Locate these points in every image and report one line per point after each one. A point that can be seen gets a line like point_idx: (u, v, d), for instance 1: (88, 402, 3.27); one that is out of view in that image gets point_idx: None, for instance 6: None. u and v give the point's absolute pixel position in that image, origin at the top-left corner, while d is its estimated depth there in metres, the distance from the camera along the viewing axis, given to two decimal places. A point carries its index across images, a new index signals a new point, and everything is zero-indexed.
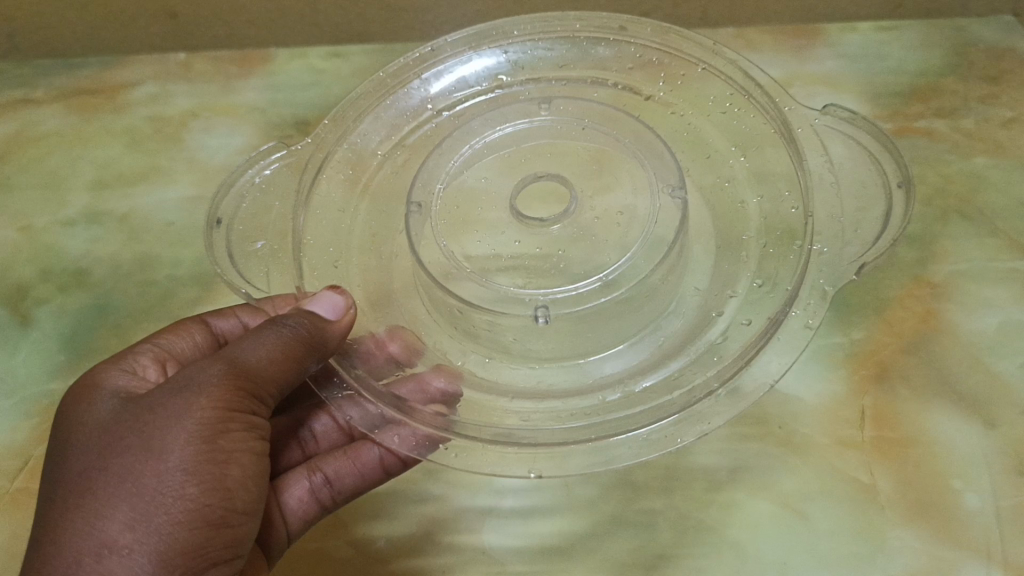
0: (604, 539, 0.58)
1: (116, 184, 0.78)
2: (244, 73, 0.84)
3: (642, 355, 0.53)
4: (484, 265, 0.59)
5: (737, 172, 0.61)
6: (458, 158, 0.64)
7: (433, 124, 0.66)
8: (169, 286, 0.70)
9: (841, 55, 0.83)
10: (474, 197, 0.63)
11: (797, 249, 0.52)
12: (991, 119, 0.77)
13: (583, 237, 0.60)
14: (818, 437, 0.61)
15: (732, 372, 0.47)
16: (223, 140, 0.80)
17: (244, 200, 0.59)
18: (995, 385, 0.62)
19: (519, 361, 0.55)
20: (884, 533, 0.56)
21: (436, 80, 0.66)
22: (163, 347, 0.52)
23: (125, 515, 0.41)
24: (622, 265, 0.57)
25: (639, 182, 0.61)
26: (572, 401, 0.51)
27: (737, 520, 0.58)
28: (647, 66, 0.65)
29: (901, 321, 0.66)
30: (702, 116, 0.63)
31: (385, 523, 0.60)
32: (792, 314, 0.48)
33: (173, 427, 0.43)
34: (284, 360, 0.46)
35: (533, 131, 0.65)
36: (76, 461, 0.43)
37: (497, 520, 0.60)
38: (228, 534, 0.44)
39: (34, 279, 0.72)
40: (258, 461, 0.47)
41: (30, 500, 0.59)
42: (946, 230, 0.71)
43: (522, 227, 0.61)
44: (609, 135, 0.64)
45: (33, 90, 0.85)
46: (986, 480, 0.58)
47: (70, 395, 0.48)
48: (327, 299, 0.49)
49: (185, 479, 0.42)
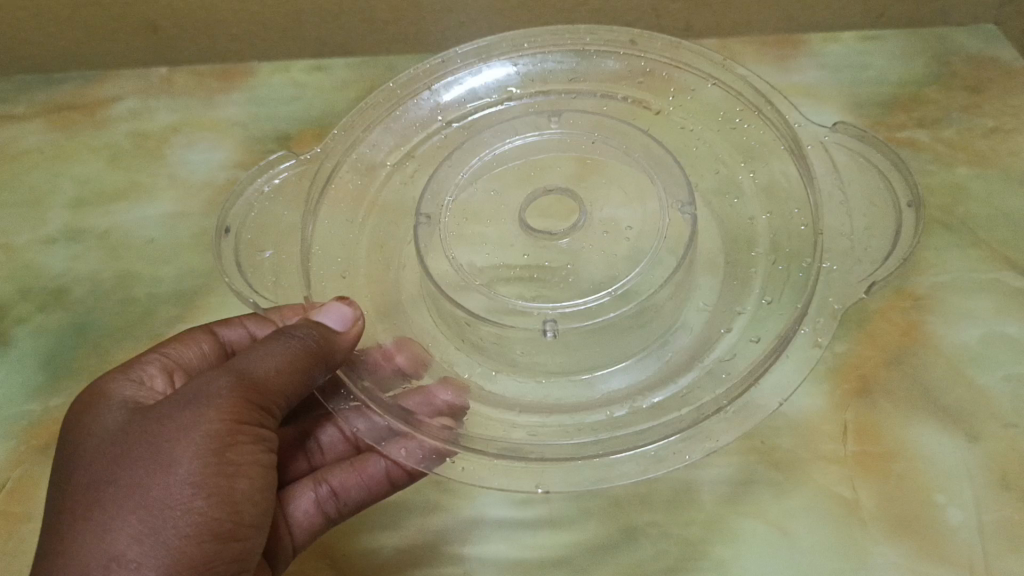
0: (589, 559, 0.57)
1: (97, 200, 0.77)
2: (226, 87, 0.84)
3: (648, 370, 0.53)
4: (493, 278, 0.59)
5: (745, 187, 0.60)
6: (466, 171, 0.64)
7: (443, 135, 0.65)
8: (149, 304, 0.70)
9: (825, 65, 0.84)
10: (477, 213, 0.62)
11: (807, 270, 0.52)
12: (973, 129, 0.77)
13: (595, 250, 0.60)
14: (800, 452, 0.60)
15: (740, 389, 0.47)
16: (204, 155, 0.79)
17: (253, 209, 0.59)
18: (979, 397, 0.62)
19: (523, 374, 0.55)
20: (867, 549, 0.56)
21: (446, 90, 0.65)
22: (171, 357, 0.51)
23: (133, 527, 0.40)
24: (631, 280, 0.56)
25: (645, 195, 0.61)
26: (580, 416, 0.50)
27: (725, 535, 0.57)
28: (656, 80, 0.65)
29: (883, 334, 0.66)
30: (712, 129, 0.63)
31: (374, 537, 0.59)
32: (801, 332, 0.48)
33: (181, 439, 0.42)
34: (293, 371, 0.45)
35: (543, 143, 0.65)
36: (83, 473, 0.43)
37: (482, 537, 0.59)
38: (235, 548, 0.43)
39: (13, 297, 0.71)
40: (266, 474, 0.46)
41: (12, 521, 0.58)
42: (930, 240, 0.71)
43: (532, 241, 0.61)
44: (616, 149, 0.64)
45: (13, 106, 0.84)
46: (969, 494, 0.58)
47: (77, 405, 0.47)
48: (336, 310, 0.48)
49: (193, 492, 0.41)
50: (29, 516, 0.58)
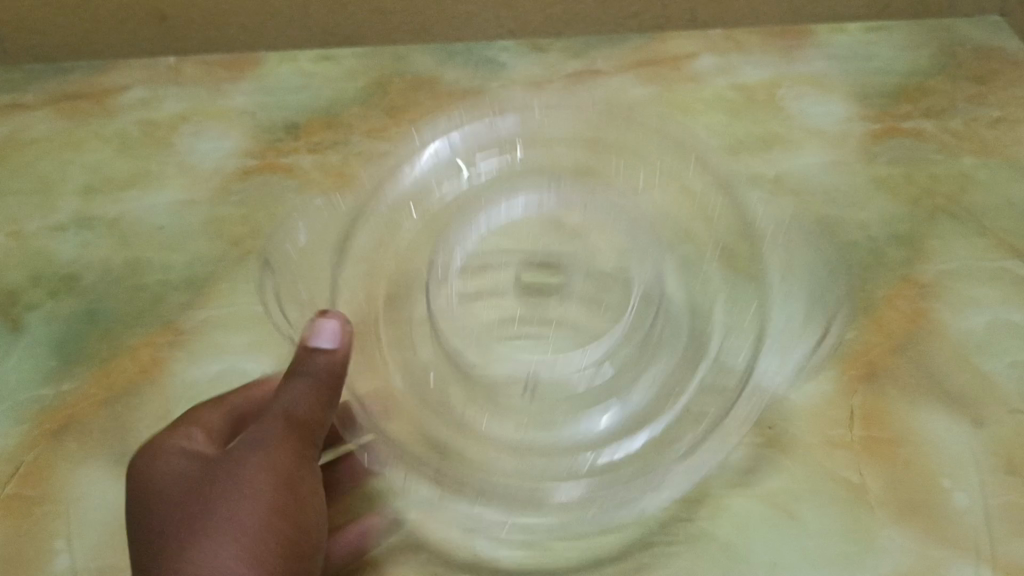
0: (594, 537, 0.57)
1: (106, 188, 0.78)
2: (234, 76, 0.85)
3: (616, 407, 0.63)
4: (492, 342, 0.66)
5: (710, 265, 0.70)
6: (462, 249, 0.73)
7: (438, 206, 0.74)
8: (159, 290, 0.70)
9: (830, 55, 0.85)
10: (477, 298, 0.69)
11: (749, 317, 0.66)
12: (980, 120, 0.79)
13: (575, 325, 0.67)
14: (809, 437, 0.60)
15: (698, 439, 0.59)
16: (214, 144, 0.80)
17: (274, 279, 0.67)
18: (984, 384, 0.63)
19: (516, 423, 0.62)
20: (873, 533, 0.56)
21: (405, 176, 0.74)
22: (198, 423, 0.60)
23: (232, 545, 0.51)
24: (605, 345, 0.65)
25: (622, 268, 0.71)
26: (558, 459, 0.60)
27: (727, 520, 0.58)
28: (590, 143, 0.76)
29: (890, 321, 0.66)
30: (664, 193, 0.74)
31: (381, 507, 0.58)
32: (745, 395, 0.60)
33: (253, 477, 0.54)
34: (319, 404, 0.58)
35: (526, 211, 0.74)
36: (168, 514, 0.54)
37: (494, 521, 0.58)
38: (305, 557, 0.55)
39: (25, 284, 0.71)
40: (313, 495, 0.58)
41: (25, 506, 0.59)
42: (935, 229, 0.71)
43: (523, 309, 0.68)
44: (592, 215, 0.74)
45: (22, 95, 0.85)
46: (974, 479, 0.58)
47: (140, 461, 0.58)
48: (326, 328, 0.59)
49: (271, 514, 0.53)
50: (42, 501, 0.59)
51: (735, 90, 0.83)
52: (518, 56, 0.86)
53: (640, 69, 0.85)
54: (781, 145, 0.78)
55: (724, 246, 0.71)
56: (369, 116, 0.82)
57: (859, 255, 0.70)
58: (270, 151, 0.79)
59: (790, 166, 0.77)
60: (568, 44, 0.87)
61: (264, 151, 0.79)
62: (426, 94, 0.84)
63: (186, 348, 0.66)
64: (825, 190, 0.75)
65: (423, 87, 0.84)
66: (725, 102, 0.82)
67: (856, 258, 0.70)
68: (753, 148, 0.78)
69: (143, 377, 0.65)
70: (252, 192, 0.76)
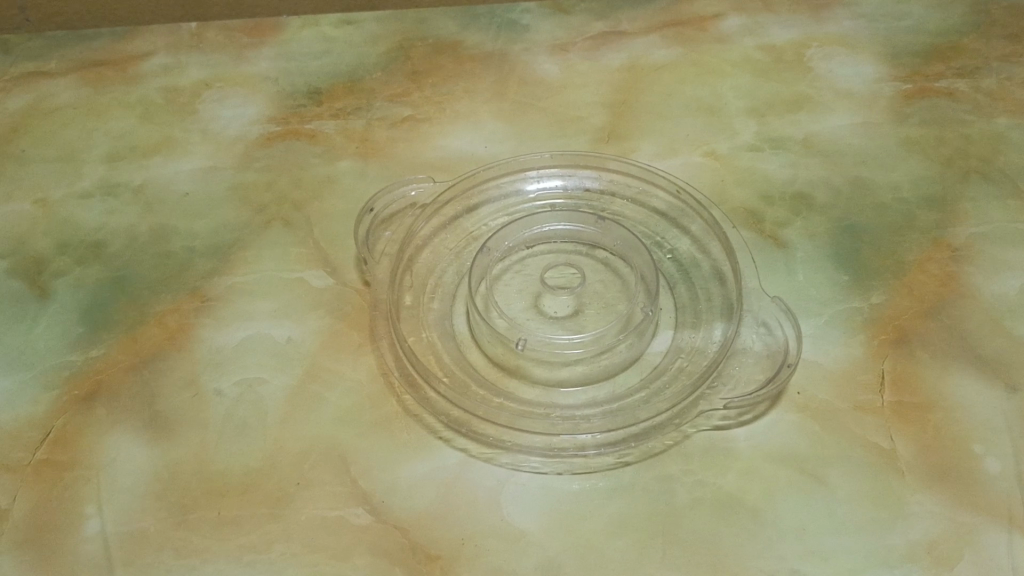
0: (616, 501, 0.56)
1: (131, 155, 0.77)
2: (256, 43, 0.86)
3: (629, 377, 0.62)
4: (514, 299, 0.66)
5: (750, 211, 0.70)
6: (491, 205, 0.73)
7: (473, 165, 0.74)
8: (185, 256, 0.70)
9: (859, 14, 0.84)
10: (503, 255, 0.69)
11: (782, 275, 0.66)
12: (1014, 79, 0.78)
13: (598, 286, 0.67)
14: (837, 402, 0.59)
15: (707, 415, 0.59)
16: (237, 111, 0.80)
17: (330, 258, 0.69)
18: (1018, 348, 0.62)
19: (543, 372, 0.62)
20: (904, 498, 0.55)
21: (454, 149, 0.76)
22: None
23: None
24: (624, 304, 0.65)
25: (646, 223, 0.71)
26: (582, 410, 0.60)
27: (757, 484, 0.56)
28: (619, 122, 0.77)
29: (921, 284, 0.65)
30: (703, 154, 0.74)
31: (403, 469, 0.58)
32: (763, 363, 0.61)
33: None
34: None
35: (547, 166, 0.73)
36: None
37: (516, 488, 0.56)
38: None
39: (52, 251, 0.71)
40: None
41: (54, 471, 0.58)
42: (967, 191, 0.70)
43: (544, 266, 0.68)
44: (608, 170, 0.73)
45: (46, 63, 0.85)
46: (1006, 444, 0.57)
47: None
48: None
49: None
50: (71, 465, 0.59)
51: (761, 51, 0.82)
52: (542, 19, 0.86)
53: (664, 30, 0.84)
54: (810, 106, 0.77)
55: (749, 210, 0.70)
56: (390, 81, 0.82)
57: (888, 218, 0.69)
58: (293, 117, 0.79)
59: (819, 127, 0.76)
60: (592, 6, 0.87)
61: (287, 117, 0.79)
62: (450, 57, 0.84)
63: (213, 314, 0.66)
64: (854, 151, 0.74)
65: (447, 51, 0.84)
66: (751, 62, 0.81)
67: (887, 221, 0.69)
68: (781, 109, 0.77)
69: (169, 344, 0.64)
70: (276, 157, 0.76)
